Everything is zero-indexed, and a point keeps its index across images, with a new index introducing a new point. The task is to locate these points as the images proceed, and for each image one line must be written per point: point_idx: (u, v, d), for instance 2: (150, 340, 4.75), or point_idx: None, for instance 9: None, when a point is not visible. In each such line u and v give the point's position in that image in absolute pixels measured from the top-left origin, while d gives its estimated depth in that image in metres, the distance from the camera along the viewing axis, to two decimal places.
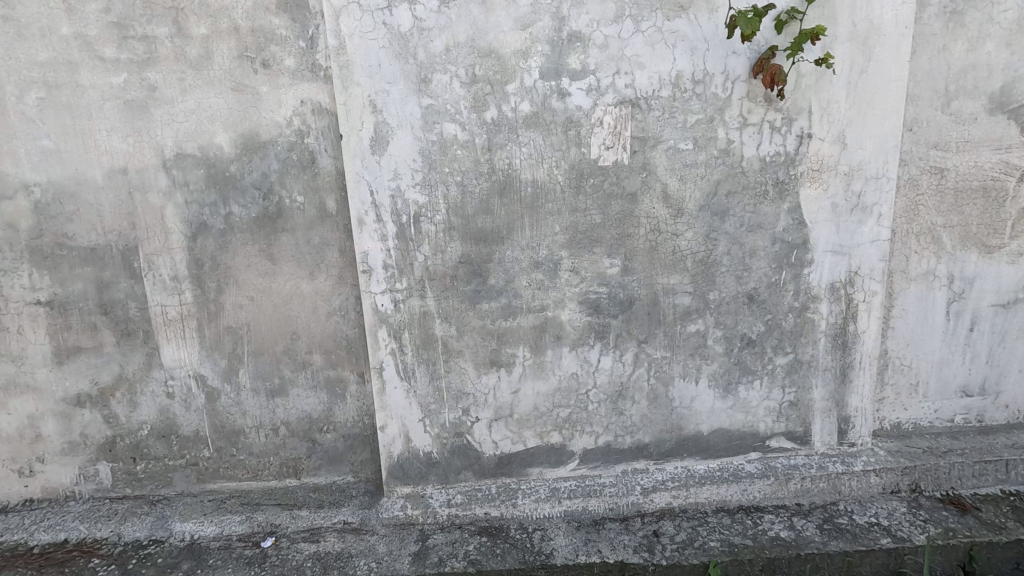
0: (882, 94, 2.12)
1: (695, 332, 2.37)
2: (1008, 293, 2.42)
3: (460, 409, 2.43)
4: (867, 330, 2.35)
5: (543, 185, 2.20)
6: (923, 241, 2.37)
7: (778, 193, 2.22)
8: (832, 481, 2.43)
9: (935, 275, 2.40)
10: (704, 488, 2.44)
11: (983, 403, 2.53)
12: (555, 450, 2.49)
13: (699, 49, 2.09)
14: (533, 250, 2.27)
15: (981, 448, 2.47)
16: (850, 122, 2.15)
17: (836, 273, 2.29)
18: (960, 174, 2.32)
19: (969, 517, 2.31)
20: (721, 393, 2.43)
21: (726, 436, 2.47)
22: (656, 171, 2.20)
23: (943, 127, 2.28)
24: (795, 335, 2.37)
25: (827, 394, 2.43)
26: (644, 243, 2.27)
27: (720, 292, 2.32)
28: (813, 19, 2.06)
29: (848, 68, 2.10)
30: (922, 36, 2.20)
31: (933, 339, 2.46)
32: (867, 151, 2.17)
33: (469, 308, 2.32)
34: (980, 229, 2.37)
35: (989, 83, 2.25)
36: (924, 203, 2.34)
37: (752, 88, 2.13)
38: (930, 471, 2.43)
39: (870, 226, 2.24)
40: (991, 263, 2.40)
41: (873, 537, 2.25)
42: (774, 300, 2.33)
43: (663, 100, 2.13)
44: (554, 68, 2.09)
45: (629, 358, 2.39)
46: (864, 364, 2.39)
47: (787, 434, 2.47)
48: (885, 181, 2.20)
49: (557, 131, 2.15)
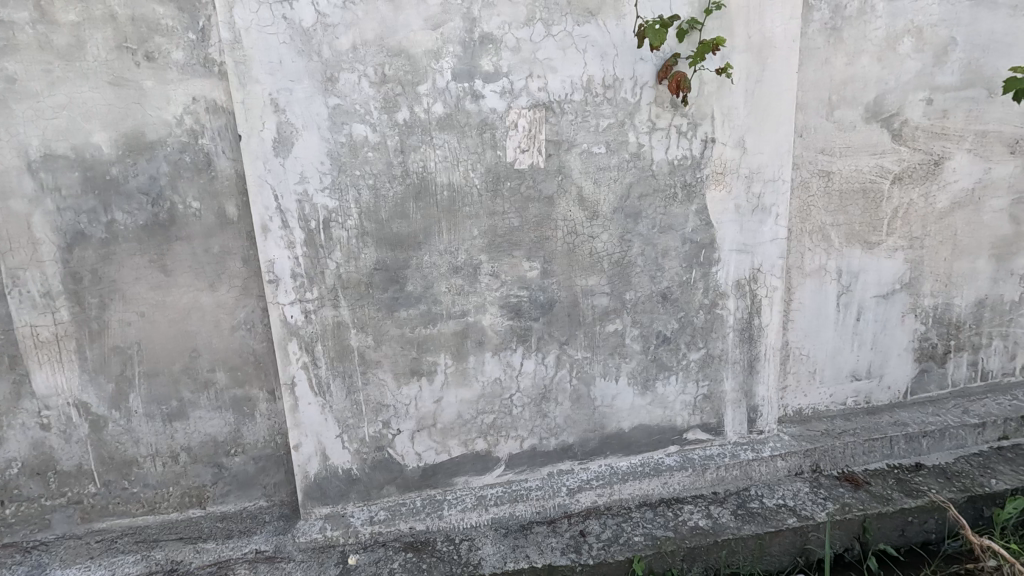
0: (776, 102, 2.27)
1: (613, 332, 2.41)
2: (887, 285, 2.67)
3: (381, 422, 2.33)
4: (769, 324, 2.50)
5: (459, 188, 2.16)
6: (815, 239, 2.56)
7: (686, 195, 2.31)
8: (744, 468, 2.56)
9: (826, 270, 2.60)
10: (627, 484, 2.49)
11: (870, 386, 2.77)
12: (481, 457, 2.45)
13: (609, 55, 2.14)
14: (451, 255, 2.22)
15: (869, 427, 2.69)
16: (748, 128, 2.28)
17: (741, 270, 2.42)
18: (844, 177, 2.53)
19: (861, 491, 2.50)
20: (640, 390, 2.49)
21: (647, 432, 2.54)
22: (571, 174, 2.23)
23: (828, 134, 2.48)
24: (706, 331, 2.47)
25: (737, 385, 2.56)
26: (561, 246, 2.29)
27: (636, 291, 2.38)
28: (712, 29, 2.16)
29: (744, 77, 2.23)
30: (808, 49, 2.38)
31: (827, 329, 2.66)
32: (764, 155, 2.31)
33: (386, 316, 2.23)
34: (862, 227, 2.59)
35: (865, 94, 2.46)
36: (815, 203, 2.53)
37: (659, 94, 2.20)
38: (828, 452, 2.61)
39: (770, 225, 2.38)
40: (873, 258, 2.63)
41: (780, 518, 2.39)
42: (686, 298, 2.42)
43: (576, 104, 2.16)
44: (467, 70, 2.06)
45: (551, 360, 2.40)
46: (769, 356, 2.54)
47: (702, 426, 2.57)
48: (781, 183, 2.35)
49: (471, 134, 2.12)
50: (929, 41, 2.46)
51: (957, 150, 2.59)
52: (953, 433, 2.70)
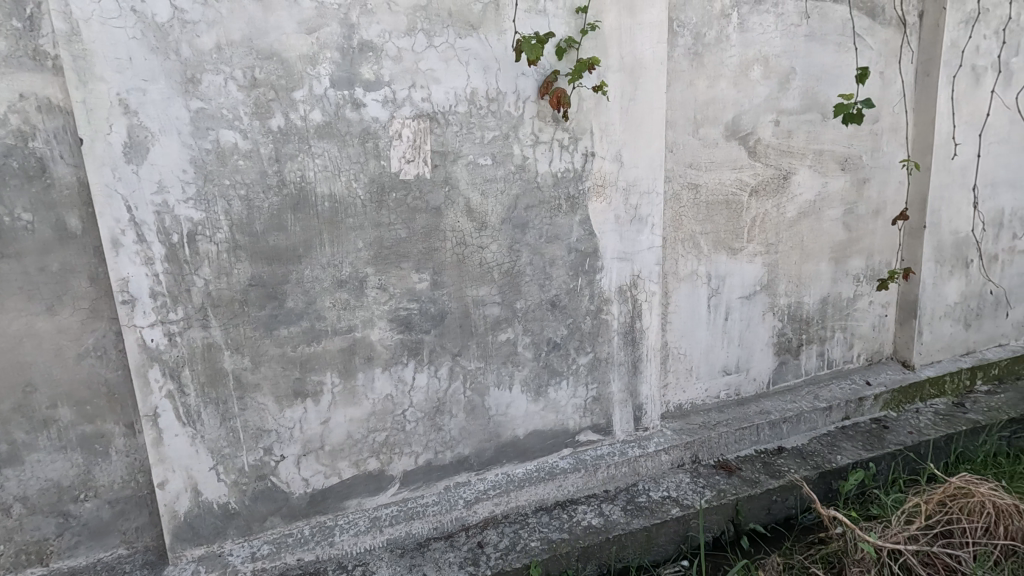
0: (648, 119, 2.43)
1: (506, 341, 2.44)
2: (750, 287, 2.95)
3: (261, 449, 2.17)
4: (650, 326, 2.66)
5: (342, 199, 2.08)
6: (687, 246, 2.77)
7: (570, 206, 2.40)
8: (632, 464, 2.69)
9: (697, 275, 2.82)
10: (524, 491, 2.52)
11: (739, 379, 3.04)
12: (373, 476, 2.36)
13: (492, 69, 2.17)
14: (336, 268, 2.12)
15: (739, 417, 2.94)
16: (624, 143, 2.42)
17: (623, 277, 2.55)
18: (709, 189, 2.77)
19: (734, 477, 2.73)
20: (533, 397, 2.54)
21: (541, 437, 2.59)
22: (458, 186, 2.22)
23: (695, 150, 2.70)
24: (593, 336, 2.58)
25: (623, 386, 2.69)
26: (451, 257, 2.27)
27: (526, 300, 2.43)
28: (588, 49, 2.27)
29: (619, 95, 2.36)
30: (674, 72, 2.58)
31: (700, 329, 2.88)
32: (640, 169, 2.47)
33: (264, 336, 2.08)
34: (727, 235, 2.85)
35: (724, 115, 2.71)
36: (686, 213, 2.74)
37: (541, 108, 2.27)
38: (706, 443, 2.82)
39: (647, 234, 2.54)
40: (737, 262, 2.89)
41: (665, 509, 2.54)
42: (573, 304, 2.51)
43: (461, 116, 2.17)
44: (346, 76, 1.99)
45: (444, 372, 2.37)
46: (650, 356, 2.70)
47: (593, 427, 2.67)
48: (655, 196, 2.51)
49: (353, 143, 2.05)
50: (775, 70, 2.77)
51: (801, 166, 2.93)
52: (807, 417, 3.02)
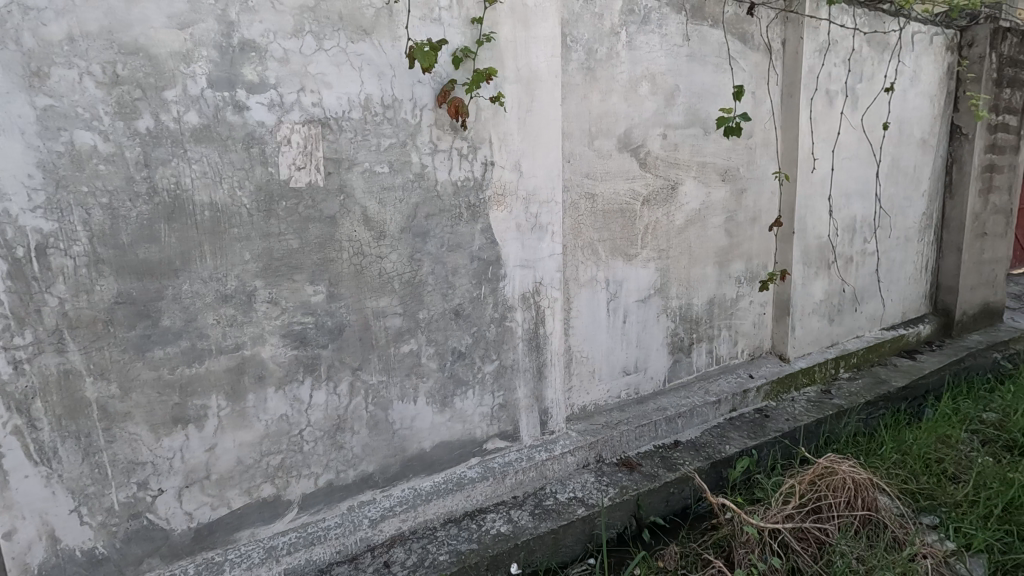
0: (545, 130, 2.49)
1: (409, 352, 2.39)
2: (645, 290, 3.11)
3: (134, 485, 1.95)
4: (553, 331, 2.71)
5: (224, 208, 1.93)
6: (586, 253, 2.87)
7: (471, 214, 2.40)
8: (539, 468, 2.74)
9: (597, 281, 2.93)
10: (432, 504, 2.48)
11: (638, 379, 3.19)
12: (268, 503, 2.20)
13: (387, 75, 2.13)
14: (219, 282, 1.97)
15: (639, 415, 3.09)
16: (523, 153, 2.46)
17: (525, 284, 2.59)
18: (605, 199, 2.89)
19: (635, 473, 2.85)
20: (439, 408, 2.50)
21: (448, 448, 2.56)
22: (354, 194, 2.15)
23: (591, 161, 2.81)
24: (498, 343, 2.59)
25: (529, 392, 2.72)
26: (348, 267, 2.19)
27: (428, 310, 2.39)
28: (484, 60, 2.30)
29: (516, 106, 2.41)
30: (569, 85, 2.67)
31: (601, 332, 3.00)
32: (539, 178, 2.52)
33: (135, 359, 1.88)
34: (623, 242, 2.98)
35: (617, 128, 2.85)
36: (584, 221, 2.84)
37: (439, 117, 2.25)
38: (608, 442, 2.93)
39: (547, 242, 2.60)
40: (632, 267, 3.04)
41: (571, 510, 2.60)
42: (477, 313, 2.51)
43: (355, 123, 2.10)
44: (226, 77, 1.86)
45: (344, 388, 2.27)
46: (554, 361, 2.76)
47: (500, 434, 2.68)
48: (554, 205, 2.58)
49: (236, 148, 1.91)
50: (661, 86, 2.95)
51: (687, 177, 3.15)
52: (699, 411, 3.23)
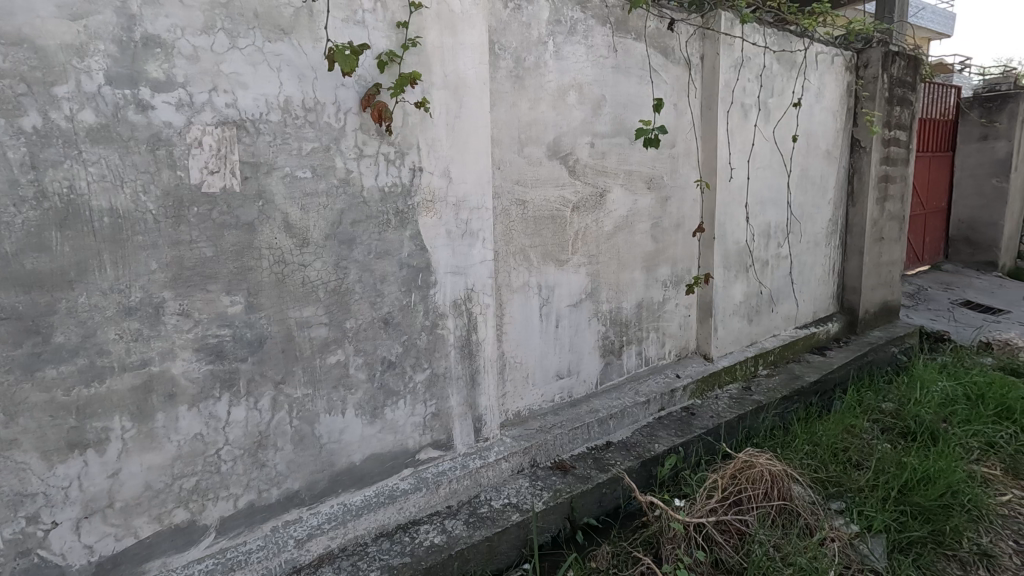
0: (474, 137, 2.49)
1: (336, 363, 2.31)
2: (576, 295, 3.17)
3: (22, 519, 1.76)
4: (486, 338, 2.71)
5: (127, 214, 1.80)
6: (518, 259, 2.89)
7: (400, 221, 2.36)
8: (473, 476, 2.72)
9: (529, 287, 2.96)
10: (362, 519, 2.40)
11: (571, 382, 3.24)
12: (182, 530, 2.05)
13: (307, 77, 2.06)
14: (122, 294, 1.82)
15: (572, 418, 3.14)
16: (452, 160, 2.45)
17: (457, 291, 2.57)
18: (536, 205, 2.92)
19: (569, 475, 2.89)
20: (369, 419, 2.43)
21: (379, 460, 2.49)
22: (274, 200, 2.06)
23: (521, 168, 2.83)
24: (429, 351, 2.55)
25: (462, 400, 2.70)
26: (268, 276, 2.09)
27: (356, 319, 2.32)
28: (410, 65, 2.27)
29: (444, 112, 2.39)
30: (498, 92, 2.69)
31: (534, 338, 3.02)
32: (469, 185, 2.51)
33: (22, 380, 1.70)
34: (554, 247, 3.03)
35: (546, 136, 2.89)
36: (515, 228, 2.86)
37: (364, 122, 2.20)
38: (542, 446, 2.96)
39: (478, 249, 2.59)
40: (563, 273, 3.09)
41: (506, 516, 2.59)
42: (407, 321, 2.46)
43: (274, 125, 2.01)
44: (127, 74, 1.74)
45: (266, 404, 2.16)
46: (487, 368, 2.75)
47: (433, 443, 2.64)
48: (484, 211, 2.58)
49: (140, 149, 1.79)
50: (588, 96, 3.03)
51: (615, 184, 3.24)
52: (629, 411, 3.32)
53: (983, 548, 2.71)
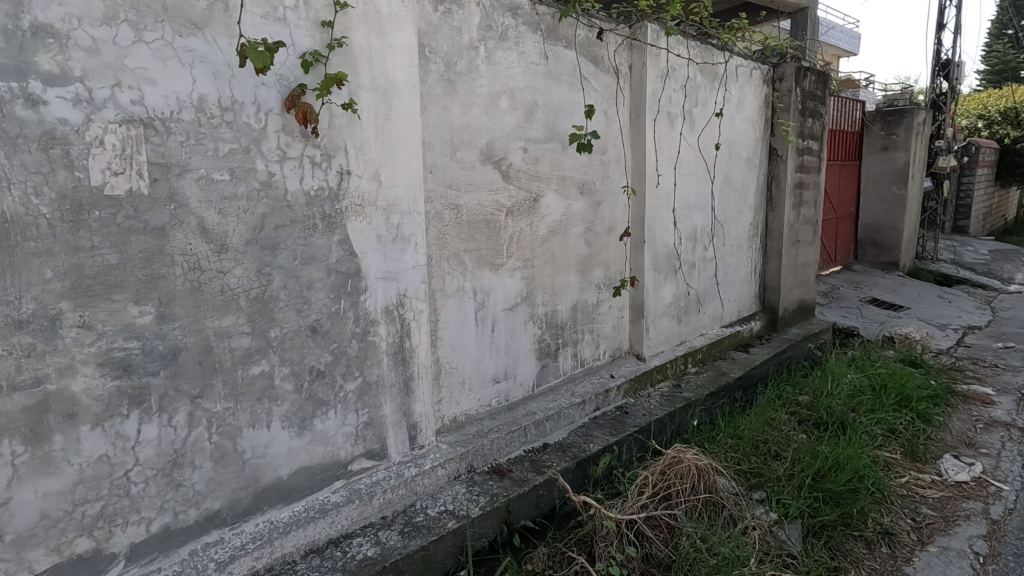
0: (405, 140, 2.46)
1: (259, 374, 2.20)
2: (512, 299, 3.18)
3: None
4: (420, 344, 2.67)
5: (16, 219, 1.64)
6: (452, 264, 2.88)
7: (327, 226, 2.29)
8: (408, 485, 2.67)
9: (464, 291, 2.94)
10: (291, 536, 2.30)
11: (507, 386, 3.25)
12: (85, 560, 1.89)
13: (223, 75, 1.96)
14: (10, 306, 1.66)
15: (509, 421, 3.15)
16: (382, 163, 2.40)
17: (388, 297, 2.52)
18: (469, 210, 2.91)
19: (506, 479, 2.89)
20: (297, 431, 2.33)
21: (309, 474, 2.39)
22: (187, 204, 1.94)
23: (454, 172, 2.82)
24: (361, 359, 2.48)
25: (396, 407, 2.64)
26: (182, 285, 1.97)
27: (281, 328, 2.23)
28: (336, 65, 2.21)
29: (373, 115, 2.34)
30: (429, 96, 2.67)
31: (469, 342, 3.01)
32: (399, 188, 2.47)
33: None
34: (489, 251, 3.03)
35: (479, 140, 2.90)
36: (449, 232, 2.84)
37: (287, 123, 2.12)
38: (479, 451, 2.95)
39: (411, 253, 2.56)
40: (499, 277, 3.09)
41: (442, 524, 2.56)
42: (337, 329, 2.39)
43: (186, 124, 1.90)
44: (14, 65, 1.59)
45: (181, 419, 2.02)
46: (422, 374, 2.71)
47: (366, 453, 2.58)
48: (416, 216, 2.55)
49: (31, 148, 1.64)
50: (520, 102, 3.05)
51: (548, 189, 3.28)
52: (565, 413, 3.37)
53: (885, 527, 2.96)
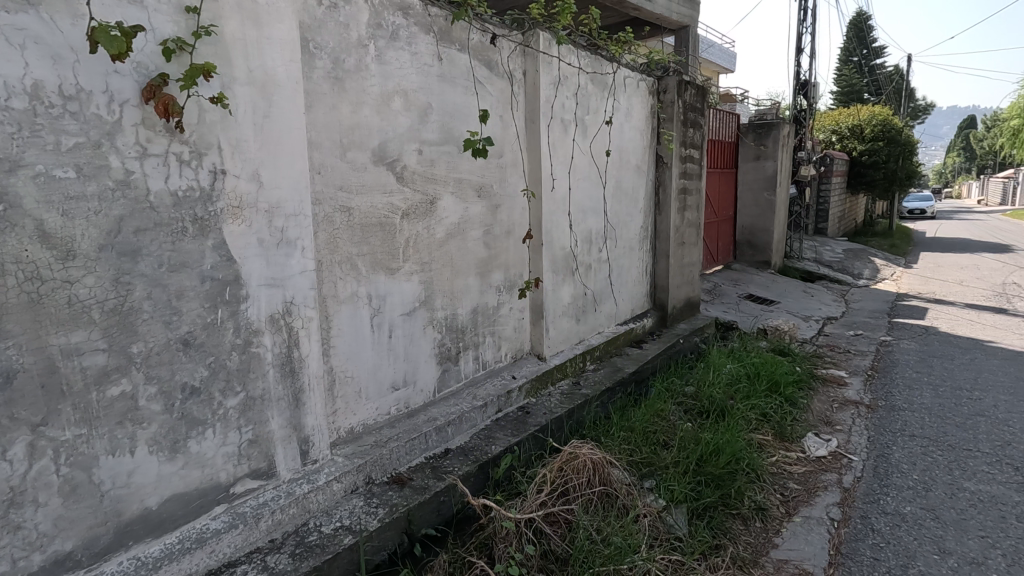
0: (287, 138, 2.32)
1: (119, 395, 1.96)
2: (409, 304, 3.11)
3: None
4: (309, 354, 2.53)
5: None
6: (345, 268, 2.76)
7: (199, 229, 2.11)
8: (300, 504, 2.52)
9: (358, 296, 2.84)
10: (163, 572, 2.08)
11: (407, 392, 3.18)
12: None
13: (65, 59, 1.74)
14: None
15: (409, 429, 3.08)
16: (262, 162, 2.25)
17: (273, 305, 2.37)
18: (362, 212, 2.81)
19: (406, 488, 2.82)
20: (167, 456, 2.11)
21: (183, 501, 2.18)
22: (21, 204, 1.70)
23: (344, 173, 2.71)
24: (243, 373, 2.31)
25: (285, 422, 2.48)
26: (16, 297, 1.71)
27: (145, 342, 2.01)
28: (205, 56, 2.04)
29: (249, 110, 2.19)
30: (315, 93, 2.55)
31: (365, 349, 2.91)
32: (283, 190, 2.33)
33: None
34: (384, 255, 2.94)
35: (370, 141, 2.81)
36: (340, 236, 2.73)
37: (147, 116, 1.93)
38: (377, 461, 2.86)
39: (297, 258, 2.42)
40: (395, 281, 3.02)
41: (337, 541, 2.44)
42: (213, 341, 2.20)
43: (18, 114, 1.67)
44: None
45: (18, 452, 1.75)
46: (313, 385, 2.58)
47: (251, 473, 2.40)
48: (303, 219, 2.42)
49: None
50: (413, 103, 3.00)
51: (445, 192, 3.26)
52: (467, 416, 3.36)
53: (758, 503, 3.26)
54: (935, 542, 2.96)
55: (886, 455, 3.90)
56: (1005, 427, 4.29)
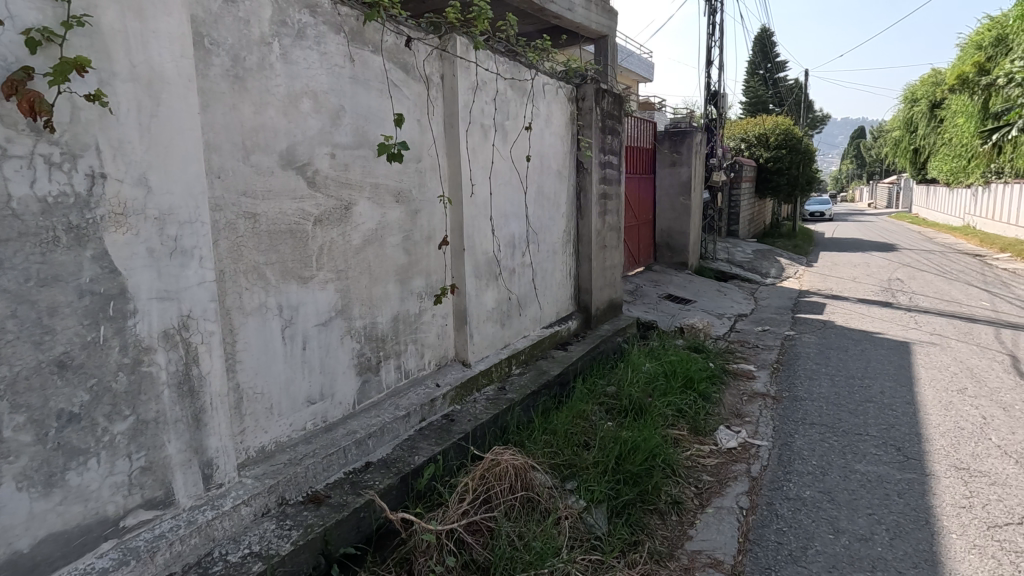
0: (180, 140, 2.16)
1: None
2: (324, 314, 2.99)
3: None
4: (212, 371, 2.36)
5: None
6: (250, 278, 2.60)
7: (74, 239, 1.91)
8: (203, 532, 2.34)
9: (267, 308, 2.69)
10: None
11: (324, 406, 3.04)
12: None
13: None
14: None
15: (326, 445, 2.96)
16: (151, 166, 2.08)
17: (167, 319, 2.19)
18: (268, 219, 2.66)
19: (323, 507, 2.69)
20: (41, 492, 1.89)
21: (62, 541, 1.95)
22: None
23: (247, 178, 2.55)
24: (132, 395, 2.11)
25: (184, 446, 2.30)
26: None
27: (9, 366, 1.79)
28: (79, 48, 1.86)
29: (133, 109, 2.02)
30: (212, 92, 2.38)
31: (276, 364, 2.75)
32: (176, 196, 2.16)
33: None
34: (295, 264, 2.80)
35: (277, 143, 2.67)
36: (245, 244, 2.57)
37: (8, 113, 1.72)
38: (291, 480, 2.72)
39: (194, 269, 2.25)
40: (308, 291, 2.88)
41: (245, 569, 2.29)
42: (95, 362, 2.00)
43: None
44: None
45: None
46: (217, 405, 2.40)
47: (145, 504, 2.20)
48: (199, 226, 2.26)
49: None
50: (323, 105, 2.89)
51: (361, 198, 3.15)
52: (388, 428, 3.27)
53: (673, 497, 3.39)
54: (830, 522, 3.20)
55: (789, 443, 4.18)
56: (889, 411, 4.72)
